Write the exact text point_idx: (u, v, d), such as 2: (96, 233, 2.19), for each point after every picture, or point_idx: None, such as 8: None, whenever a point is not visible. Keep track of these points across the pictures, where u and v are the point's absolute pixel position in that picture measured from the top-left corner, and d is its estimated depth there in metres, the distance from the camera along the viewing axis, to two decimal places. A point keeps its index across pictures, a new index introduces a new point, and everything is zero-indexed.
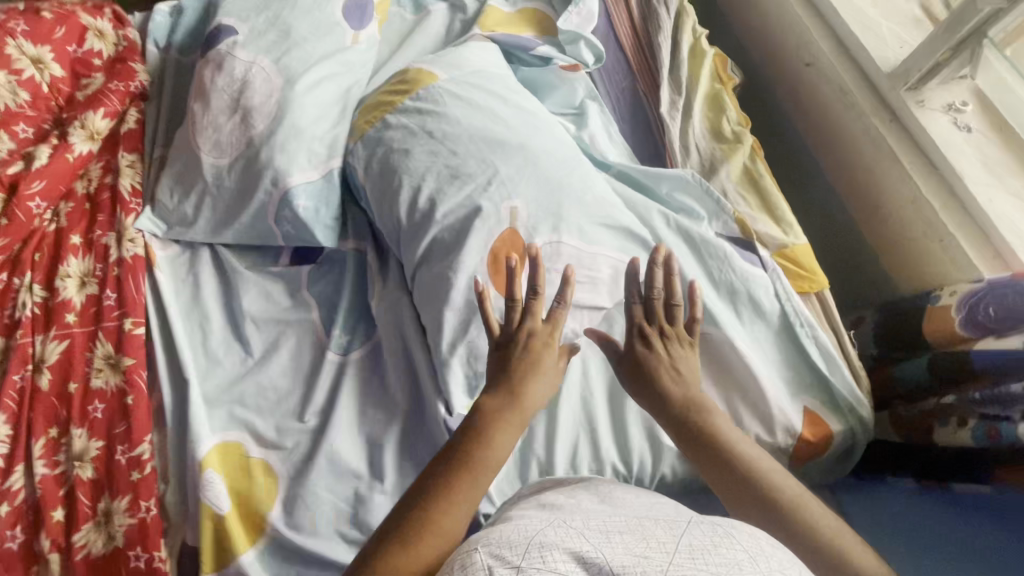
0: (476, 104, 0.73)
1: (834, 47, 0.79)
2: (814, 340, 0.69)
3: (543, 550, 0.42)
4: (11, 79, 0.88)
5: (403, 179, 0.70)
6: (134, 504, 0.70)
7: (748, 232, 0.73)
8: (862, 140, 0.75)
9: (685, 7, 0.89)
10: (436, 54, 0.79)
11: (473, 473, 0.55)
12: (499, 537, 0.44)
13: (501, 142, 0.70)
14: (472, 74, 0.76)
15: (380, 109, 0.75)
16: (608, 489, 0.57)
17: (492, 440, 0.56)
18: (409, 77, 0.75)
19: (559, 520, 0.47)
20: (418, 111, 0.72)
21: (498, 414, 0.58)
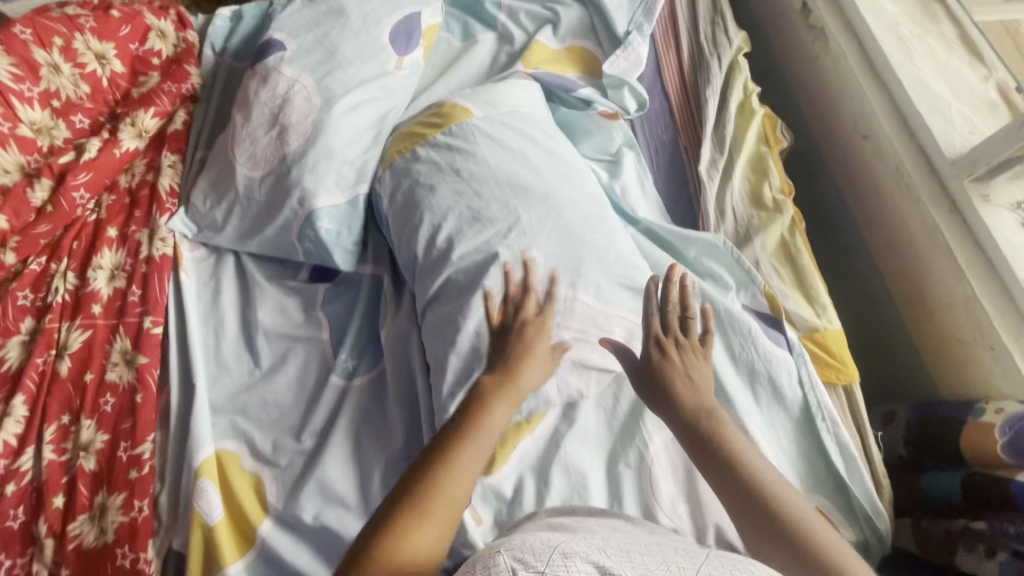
0: (507, 146, 0.71)
1: (894, 121, 0.72)
2: (835, 437, 0.64)
3: (567, 560, 0.37)
4: (75, 72, 0.93)
5: (424, 216, 0.69)
6: (128, 503, 0.72)
7: (777, 309, 0.69)
8: (915, 226, 0.70)
9: (739, 61, 0.86)
10: (474, 90, 0.78)
11: (469, 444, 0.56)
12: (522, 544, 0.40)
13: (526, 188, 0.69)
14: (507, 113, 0.74)
15: (412, 140, 0.75)
16: (616, 521, 0.54)
17: (487, 412, 0.59)
18: (443, 110, 0.75)
19: (576, 535, 0.43)
20: (448, 147, 0.72)
21: (491, 388, 0.61)
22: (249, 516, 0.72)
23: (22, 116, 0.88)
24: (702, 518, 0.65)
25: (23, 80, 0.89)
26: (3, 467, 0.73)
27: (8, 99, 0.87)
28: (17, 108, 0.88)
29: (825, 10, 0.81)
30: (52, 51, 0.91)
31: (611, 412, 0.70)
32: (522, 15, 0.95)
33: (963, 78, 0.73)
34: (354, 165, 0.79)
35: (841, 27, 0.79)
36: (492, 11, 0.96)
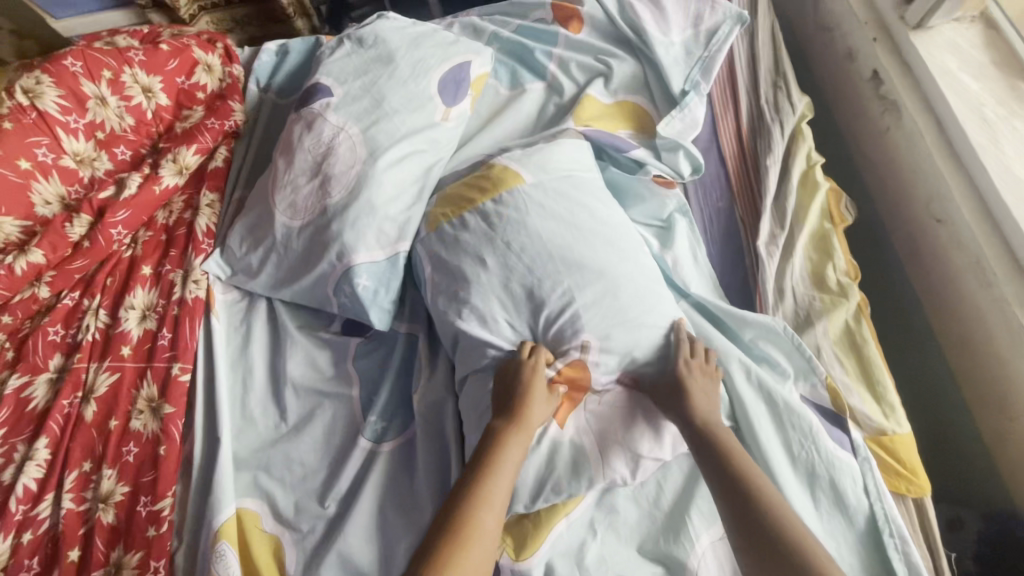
0: (558, 216, 0.68)
1: (974, 209, 0.68)
2: (903, 555, 0.58)
3: None
4: (121, 105, 0.93)
5: (471, 290, 0.67)
6: (144, 562, 0.69)
7: (841, 407, 0.64)
8: (995, 325, 0.65)
9: (802, 129, 0.83)
10: (524, 151, 0.75)
11: (481, 503, 0.54)
12: None
13: (579, 263, 0.66)
14: (558, 180, 0.71)
15: (458, 206, 0.72)
16: None
17: (496, 462, 0.56)
18: (491, 174, 0.72)
19: None
20: (496, 214, 0.69)
21: (502, 435, 0.58)
22: None
23: (67, 148, 0.88)
24: None
25: (70, 112, 0.89)
26: (20, 514, 0.71)
27: (54, 131, 0.87)
28: (62, 140, 0.88)
29: (898, 81, 0.77)
30: (101, 84, 0.91)
31: (656, 503, 0.65)
32: (573, 65, 0.92)
33: None
34: (396, 220, 0.77)
35: (916, 102, 0.75)
36: (542, 60, 0.93)
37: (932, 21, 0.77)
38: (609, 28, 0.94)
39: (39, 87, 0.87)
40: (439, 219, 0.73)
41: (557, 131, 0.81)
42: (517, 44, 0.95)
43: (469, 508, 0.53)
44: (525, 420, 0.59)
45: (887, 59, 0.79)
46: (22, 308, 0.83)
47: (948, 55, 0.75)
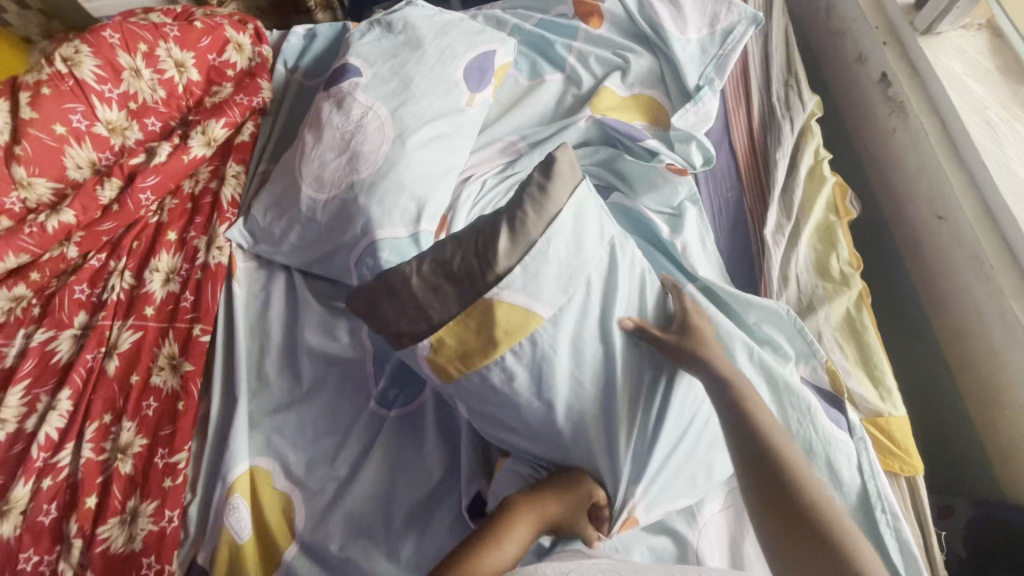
0: (593, 352, 0.64)
1: (975, 206, 0.70)
2: (895, 532, 0.60)
3: None
4: (154, 77, 0.97)
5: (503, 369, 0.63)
6: (159, 511, 0.71)
7: (839, 389, 0.67)
8: (991, 316, 0.68)
9: (812, 126, 0.86)
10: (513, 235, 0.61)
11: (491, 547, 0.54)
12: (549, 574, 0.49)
13: (620, 408, 0.64)
14: (586, 303, 0.65)
15: (467, 353, 0.61)
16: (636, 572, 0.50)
17: (514, 525, 0.57)
18: (501, 312, 0.60)
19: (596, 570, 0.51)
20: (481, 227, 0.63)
21: (523, 501, 0.59)
22: (277, 539, 0.71)
23: (100, 115, 0.92)
24: None
25: (106, 81, 0.92)
26: (41, 460, 0.74)
27: (89, 99, 0.90)
28: (96, 108, 0.91)
29: (906, 84, 0.80)
30: (136, 57, 0.95)
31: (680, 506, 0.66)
32: (591, 58, 0.95)
33: None
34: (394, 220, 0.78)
35: (922, 104, 0.78)
36: (562, 52, 0.97)
37: (941, 27, 0.79)
38: (628, 25, 0.97)
39: (78, 56, 0.90)
40: (442, 366, 0.62)
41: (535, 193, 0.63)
42: (538, 37, 0.98)
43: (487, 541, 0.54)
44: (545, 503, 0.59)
45: (896, 62, 0.82)
46: (51, 266, 0.86)
47: (955, 59, 0.78)
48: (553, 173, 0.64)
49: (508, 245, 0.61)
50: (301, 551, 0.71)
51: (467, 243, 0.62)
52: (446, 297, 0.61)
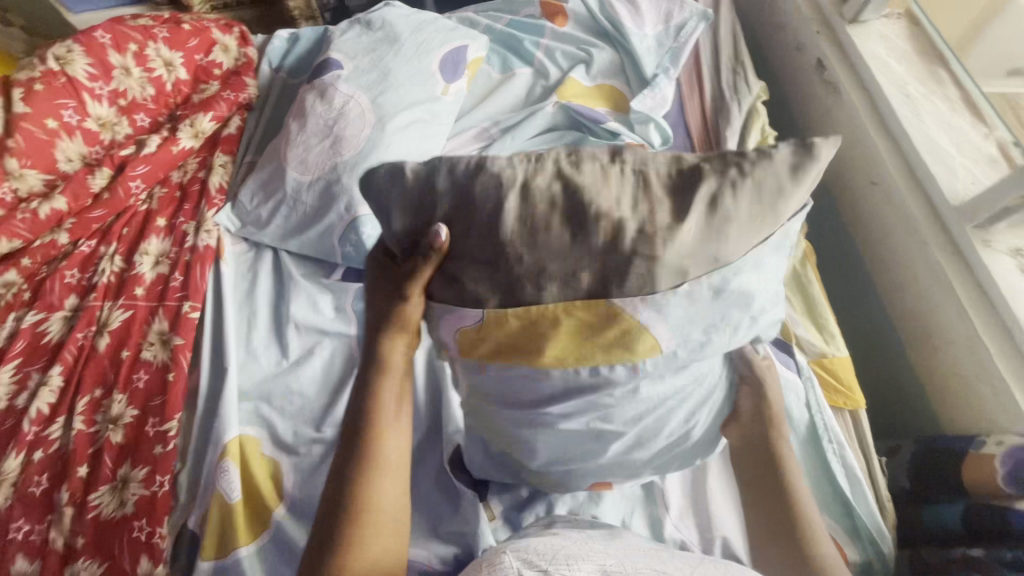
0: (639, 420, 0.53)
1: (901, 170, 0.78)
2: (840, 458, 0.67)
3: (570, 561, 0.42)
4: (143, 76, 1.02)
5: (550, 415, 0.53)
6: (149, 477, 0.74)
7: (788, 336, 0.73)
8: (920, 266, 0.75)
9: (758, 107, 0.94)
10: (710, 244, 0.44)
11: (376, 475, 0.52)
12: (529, 549, 0.44)
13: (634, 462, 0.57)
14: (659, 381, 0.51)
15: (511, 343, 0.49)
16: (620, 552, 0.47)
17: (380, 435, 0.53)
18: (596, 321, 0.47)
19: (583, 546, 0.47)
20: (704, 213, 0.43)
21: (362, 458, 0.52)
22: (265, 498, 0.74)
23: (91, 111, 0.96)
24: (709, 531, 0.68)
25: (97, 79, 0.97)
26: (33, 434, 0.76)
27: (80, 95, 0.95)
28: (87, 104, 0.95)
29: (839, 68, 0.89)
30: (127, 56, 1.00)
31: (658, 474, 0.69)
32: (558, 52, 1.03)
33: (966, 135, 0.78)
34: (412, 175, 0.48)
35: (853, 85, 0.87)
36: (530, 49, 1.04)
37: (865, 16, 0.89)
38: (590, 23, 1.06)
39: (70, 55, 0.95)
40: (470, 343, 0.51)
41: (739, 176, 0.44)
42: (508, 35, 1.06)
43: (364, 485, 0.51)
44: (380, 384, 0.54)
45: (829, 49, 0.91)
46: (41, 252, 0.89)
47: (879, 44, 0.87)
48: (778, 177, 0.44)
49: (701, 231, 0.43)
50: (289, 511, 0.74)
51: (641, 208, 0.44)
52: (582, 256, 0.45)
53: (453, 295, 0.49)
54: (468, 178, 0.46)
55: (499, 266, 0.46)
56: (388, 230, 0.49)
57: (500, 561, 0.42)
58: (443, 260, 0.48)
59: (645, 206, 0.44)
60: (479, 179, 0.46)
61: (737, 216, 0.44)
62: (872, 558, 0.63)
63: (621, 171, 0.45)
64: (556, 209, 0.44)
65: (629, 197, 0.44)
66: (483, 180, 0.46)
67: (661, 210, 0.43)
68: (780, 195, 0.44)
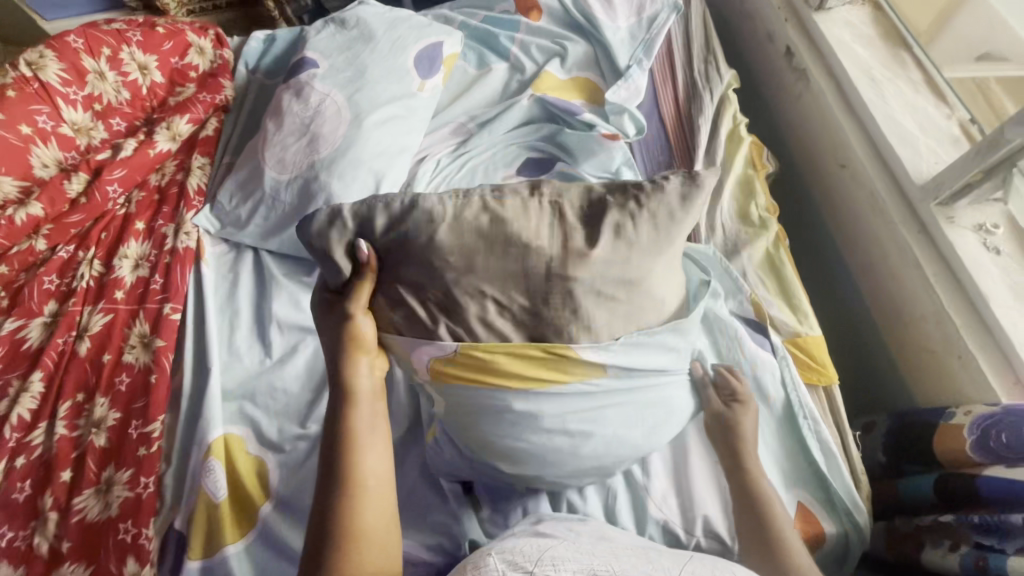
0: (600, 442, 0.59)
1: (868, 153, 0.80)
2: (816, 435, 0.69)
3: (555, 563, 0.43)
4: (118, 80, 1.01)
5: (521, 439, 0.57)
6: (134, 479, 0.73)
7: (763, 317, 0.74)
8: (889, 245, 0.76)
9: (730, 95, 0.96)
10: (613, 266, 0.54)
11: (360, 491, 0.52)
12: (514, 549, 0.46)
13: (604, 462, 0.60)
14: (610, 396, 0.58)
15: (483, 372, 0.55)
16: (609, 552, 0.48)
17: (357, 452, 0.53)
18: (540, 352, 0.55)
19: (568, 545, 0.49)
20: (609, 241, 0.54)
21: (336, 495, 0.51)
22: (252, 496, 0.74)
23: (65, 116, 0.95)
24: (691, 510, 0.68)
25: (71, 84, 0.96)
26: (14, 441, 0.76)
27: (55, 101, 0.94)
28: (62, 109, 0.95)
29: (806, 55, 0.91)
30: (100, 60, 1.00)
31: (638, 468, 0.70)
32: (533, 46, 1.04)
33: (929, 116, 0.80)
34: (352, 217, 0.54)
35: (821, 70, 0.88)
36: (506, 43, 1.05)
37: (831, 3, 0.91)
38: (564, 17, 1.07)
39: (42, 60, 0.95)
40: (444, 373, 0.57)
41: (636, 208, 0.55)
42: (482, 31, 1.06)
43: (347, 500, 0.51)
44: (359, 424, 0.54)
45: (797, 37, 0.93)
46: (18, 259, 0.88)
47: (845, 31, 0.89)
48: (656, 209, 0.55)
49: (606, 254, 0.54)
50: (276, 508, 0.75)
51: (557, 235, 0.54)
52: (503, 274, 0.54)
53: (401, 315, 0.56)
54: (402, 213, 0.53)
55: (443, 275, 0.54)
56: (327, 266, 0.55)
57: (485, 564, 0.43)
58: (375, 277, 0.55)
59: (560, 232, 0.54)
60: (414, 214, 0.53)
61: (639, 237, 0.55)
62: (848, 530, 0.65)
63: (539, 203, 0.54)
64: (484, 238, 0.53)
65: (546, 227, 0.54)
66: (417, 215, 0.53)
67: (575, 235, 0.54)
68: (669, 221, 0.56)
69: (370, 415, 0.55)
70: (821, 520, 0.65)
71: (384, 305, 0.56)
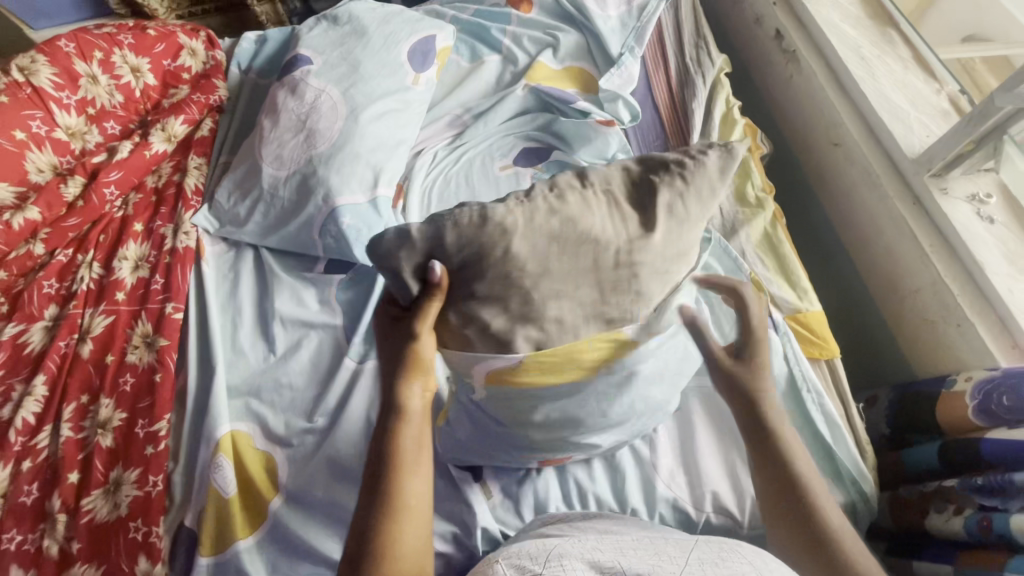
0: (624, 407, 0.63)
1: (860, 129, 0.81)
2: (820, 408, 0.69)
3: (562, 560, 0.44)
4: (111, 83, 1.01)
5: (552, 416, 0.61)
6: (143, 478, 0.73)
7: (763, 294, 0.75)
8: (884, 220, 0.77)
9: (722, 79, 0.97)
10: (670, 244, 0.54)
11: (402, 511, 0.53)
12: (521, 552, 0.48)
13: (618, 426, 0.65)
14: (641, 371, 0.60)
15: (533, 372, 0.56)
16: (621, 542, 0.49)
17: (405, 470, 0.54)
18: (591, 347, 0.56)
19: (578, 540, 0.50)
20: (666, 216, 0.54)
21: (377, 512, 0.52)
22: (261, 491, 0.74)
23: (59, 121, 0.95)
24: (699, 487, 0.69)
25: (64, 88, 0.96)
26: (19, 444, 0.75)
27: (48, 105, 0.94)
28: (55, 113, 0.94)
29: (796, 36, 0.92)
30: (92, 64, 0.99)
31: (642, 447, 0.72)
32: (525, 38, 1.04)
33: (919, 92, 0.81)
34: (420, 238, 0.52)
35: (811, 51, 0.90)
36: (497, 36, 1.06)
37: None
38: (555, 8, 1.08)
39: (34, 65, 0.94)
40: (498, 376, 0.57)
41: (683, 186, 0.54)
42: (474, 24, 1.07)
43: (387, 522, 0.52)
44: (407, 456, 0.54)
45: (785, 19, 0.94)
46: (17, 264, 0.87)
47: (833, 11, 0.90)
48: (700, 183, 0.54)
49: (665, 236, 0.54)
50: (286, 502, 0.75)
51: (617, 223, 0.53)
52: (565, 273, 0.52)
53: (473, 330, 0.54)
54: (472, 231, 0.51)
55: (499, 273, 0.52)
56: (395, 282, 0.53)
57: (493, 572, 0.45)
58: (444, 298, 0.53)
59: (620, 220, 0.53)
60: (486, 228, 0.51)
61: (690, 213, 0.54)
62: (855, 498, 0.65)
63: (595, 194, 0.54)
64: (555, 239, 0.52)
65: (605, 218, 0.53)
66: (489, 230, 0.51)
67: (633, 222, 0.53)
68: (712, 193, 0.55)
69: (416, 436, 0.56)
70: (829, 491, 0.66)
71: (455, 322, 0.55)
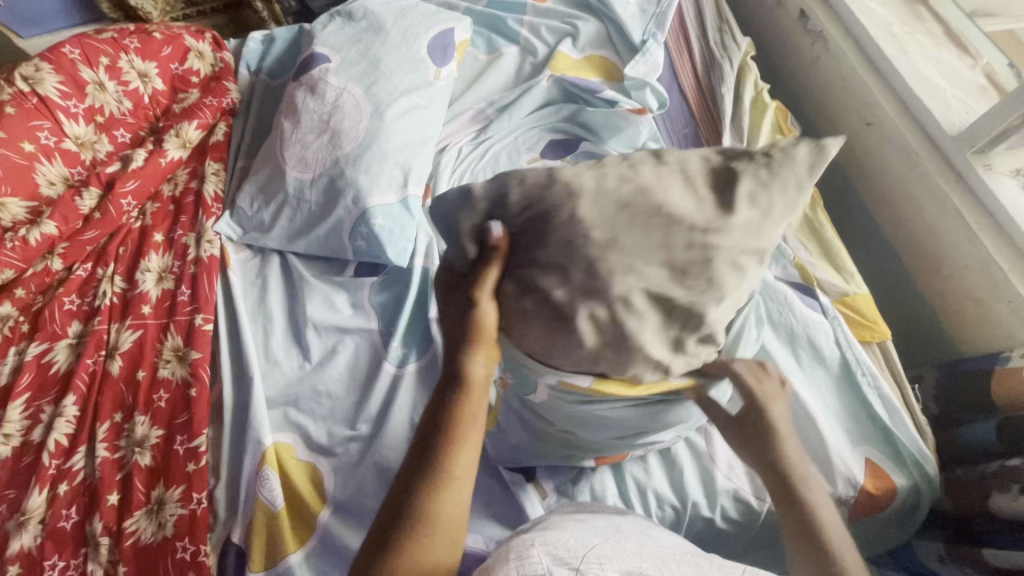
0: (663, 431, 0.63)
1: (896, 107, 0.81)
2: (875, 389, 0.69)
3: (601, 561, 0.40)
4: (119, 89, 0.98)
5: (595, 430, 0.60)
6: (187, 495, 0.71)
7: (809, 280, 0.74)
8: (925, 199, 0.77)
9: (748, 62, 0.96)
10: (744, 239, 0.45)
11: (452, 484, 0.48)
12: (556, 541, 0.43)
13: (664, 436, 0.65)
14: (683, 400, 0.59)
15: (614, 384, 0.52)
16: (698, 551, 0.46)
17: (460, 442, 0.49)
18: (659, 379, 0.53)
19: (611, 541, 0.45)
20: (750, 202, 0.45)
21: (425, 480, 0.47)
22: (310, 504, 0.72)
23: (68, 131, 0.91)
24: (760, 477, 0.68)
25: (71, 97, 0.93)
26: (54, 467, 0.72)
27: (56, 116, 0.90)
28: (63, 124, 0.91)
29: (822, 16, 0.91)
30: (99, 70, 0.96)
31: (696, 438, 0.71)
32: (543, 28, 1.02)
33: (954, 68, 0.81)
34: (484, 196, 0.50)
35: (838, 31, 0.89)
36: (514, 26, 1.03)
37: None
38: None
39: (38, 74, 0.91)
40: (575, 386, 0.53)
41: (768, 175, 0.44)
42: (489, 15, 1.04)
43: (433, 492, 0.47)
44: (469, 431, 0.49)
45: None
46: (36, 281, 0.84)
47: None
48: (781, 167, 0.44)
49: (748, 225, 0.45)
50: (335, 512, 0.73)
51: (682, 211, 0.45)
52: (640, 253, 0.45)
53: (532, 302, 0.48)
54: (538, 190, 0.48)
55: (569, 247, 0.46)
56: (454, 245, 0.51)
57: (529, 555, 0.41)
58: (503, 263, 0.49)
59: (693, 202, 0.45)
60: (552, 188, 0.47)
61: (777, 208, 0.44)
62: (917, 481, 0.65)
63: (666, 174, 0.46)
64: (626, 210, 0.45)
65: (684, 200, 0.45)
66: (555, 191, 0.47)
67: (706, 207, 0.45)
68: (802, 187, 0.45)
69: (478, 408, 0.50)
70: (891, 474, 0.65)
71: (513, 292, 0.49)
